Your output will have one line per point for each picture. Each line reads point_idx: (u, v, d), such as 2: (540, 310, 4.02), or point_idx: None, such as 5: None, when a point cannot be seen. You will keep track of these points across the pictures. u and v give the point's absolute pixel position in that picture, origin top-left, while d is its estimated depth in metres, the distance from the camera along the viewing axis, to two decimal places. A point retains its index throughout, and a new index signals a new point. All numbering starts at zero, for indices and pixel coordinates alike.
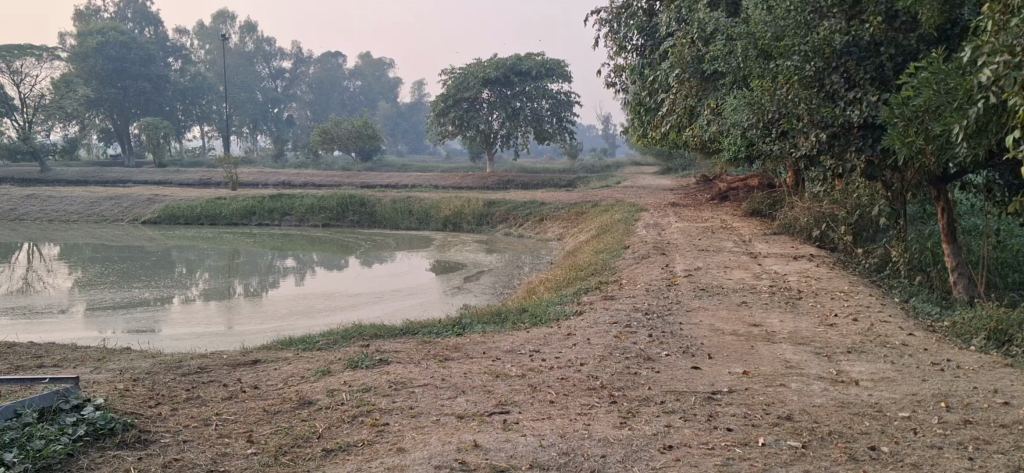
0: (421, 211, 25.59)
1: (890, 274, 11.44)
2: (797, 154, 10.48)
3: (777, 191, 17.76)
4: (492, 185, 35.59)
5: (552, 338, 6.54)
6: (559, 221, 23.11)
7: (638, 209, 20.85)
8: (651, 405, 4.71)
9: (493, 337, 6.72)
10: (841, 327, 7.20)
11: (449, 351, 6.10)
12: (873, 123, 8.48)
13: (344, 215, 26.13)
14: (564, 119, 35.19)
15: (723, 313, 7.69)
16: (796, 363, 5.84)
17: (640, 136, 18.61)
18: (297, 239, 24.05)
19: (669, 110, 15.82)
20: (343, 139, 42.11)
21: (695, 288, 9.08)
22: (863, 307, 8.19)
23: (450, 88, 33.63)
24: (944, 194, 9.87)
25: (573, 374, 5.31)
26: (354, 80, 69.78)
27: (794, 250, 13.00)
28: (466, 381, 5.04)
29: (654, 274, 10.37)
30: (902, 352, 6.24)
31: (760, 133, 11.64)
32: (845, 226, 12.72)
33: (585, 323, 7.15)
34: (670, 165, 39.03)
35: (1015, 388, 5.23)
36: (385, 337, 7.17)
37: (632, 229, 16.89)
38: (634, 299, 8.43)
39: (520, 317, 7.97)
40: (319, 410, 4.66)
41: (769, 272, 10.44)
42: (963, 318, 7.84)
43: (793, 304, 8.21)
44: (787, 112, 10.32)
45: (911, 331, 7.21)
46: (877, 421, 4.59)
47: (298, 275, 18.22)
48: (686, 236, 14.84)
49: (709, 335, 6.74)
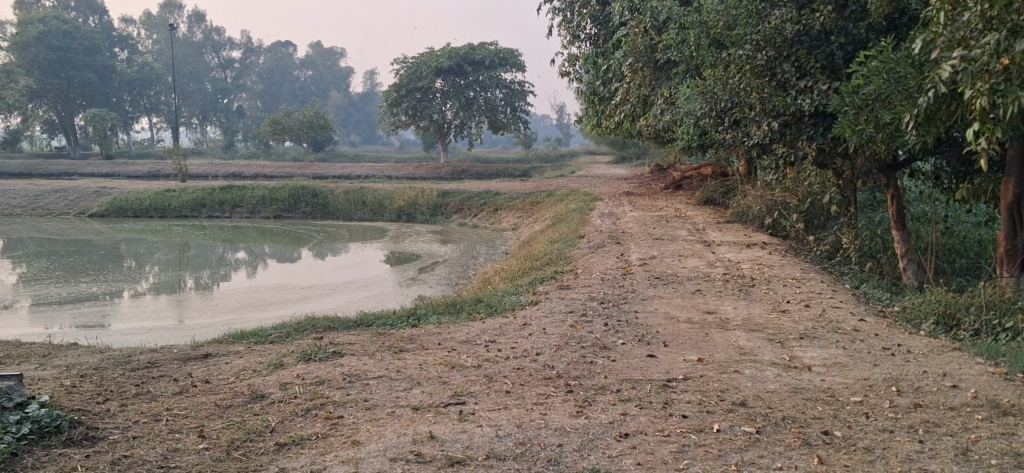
0: (374, 201, 25.46)
1: (841, 261, 11.61)
2: (749, 142, 10.59)
3: (729, 179, 17.94)
4: (446, 176, 35.50)
5: (507, 327, 6.52)
6: (514, 211, 23.12)
7: (593, 198, 20.94)
8: (607, 394, 4.70)
9: (448, 328, 6.69)
10: (793, 314, 7.28)
11: (405, 342, 6.06)
12: (823, 111, 8.59)
13: (296, 207, 25.90)
14: (518, 108, 35.22)
15: (677, 301, 7.74)
16: (749, 350, 5.89)
17: (594, 125, 18.66)
18: (248, 231, 23.77)
19: (623, 100, 15.88)
20: (294, 129, 41.70)
21: (650, 276, 9.13)
22: (815, 294, 8.28)
23: (403, 77, 33.32)
24: (894, 181, 10.02)
25: (529, 364, 5.30)
26: (305, 70, 69.09)
27: (746, 238, 13.15)
28: (421, 372, 4.99)
29: (609, 263, 10.40)
30: (854, 338, 6.31)
31: (712, 121, 11.72)
32: (797, 214, 12.89)
33: (540, 313, 7.15)
34: (625, 154, 39.28)
35: (963, 371, 5.33)
36: (339, 329, 7.11)
37: (587, 218, 16.95)
38: (590, 287, 8.46)
39: (475, 307, 7.95)
40: (271, 403, 4.60)
41: (722, 260, 10.54)
42: (913, 303, 7.98)
43: (745, 292, 8.28)
44: (739, 100, 10.41)
45: (862, 317, 7.32)
46: (829, 406, 4.64)
47: (248, 267, 18.02)
48: (641, 225, 14.92)
49: (664, 322, 6.78)
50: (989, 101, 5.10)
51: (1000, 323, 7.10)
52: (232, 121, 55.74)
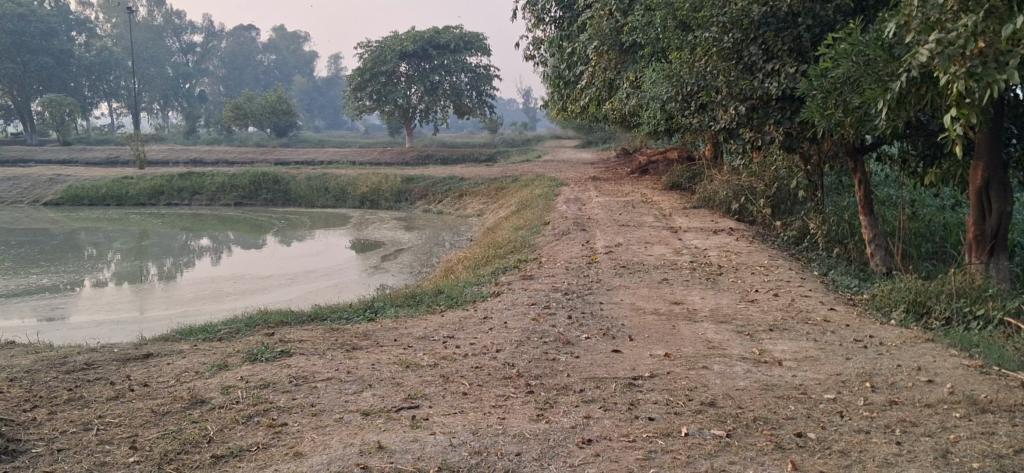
0: (337, 188, 25.06)
1: (809, 247, 11.47)
2: (716, 126, 10.41)
3: (696, 163, 17.80)
4: (411, 161, 35.12)
5: (467, 321, 6.26)
6: (479, 197, 22.83)
7: (558, 183, 20.73)
8: (569, 394, 4.45)
9: (406, 322, 6.41)
10: (762, 304, 7.08)
11: (358, 338, 5.78)
12: (791, 95, 8.48)
13: (257, 194, 25.43)
14: (483, 93, 34.91)
15: (644, 291, 7.51)
16: (718, 343, 5.67)
17: (560, 109, 18.43)
18: (208, 219, 23.29)
19: (589, 83, 15.63)
20: (257, 115, 41.00)
21: (615, 265, 8.90)
22: (783, 282, 8.10)
23: (366, 62, 32.77)
24: (861, 165, 9.88)
25: (488, 362, 5.04)
26: (268, 54, 68.12)
27: (713, 224, 12.97)
28: (373, 374, 4.71)
29: (574, 250, 10.16)
30: (824, 329, 6.11)
31: (679, 104, 11.53)
32: (764, 200, 12.74)
33: (501, 305, 6.89)
34: (591, 138, 39.11)
35: (938, 364, 5.12)
36: (292, 325, 6.80)
37: (552, 204, 16.70)
38: (554, 277, 8.20)
39: (435, 300, 7.67)
40: (211, 410, 4.31)
41: (689, 247, 10.33)
42: (883, 291, 7.82)
43: (713, 281, 8.07)
44: (707, 84, 10.22)
45: (832, 306, 7.14)
46: (801, 404, 4.42)
47: (209, 255, 17.61)
48: (606, 211, 14.70)
49: (630, 314, 6.55)
50: (967, 83, 4.99)
51: (970, 312, 6.95)
52: (194, 106, 54.82)
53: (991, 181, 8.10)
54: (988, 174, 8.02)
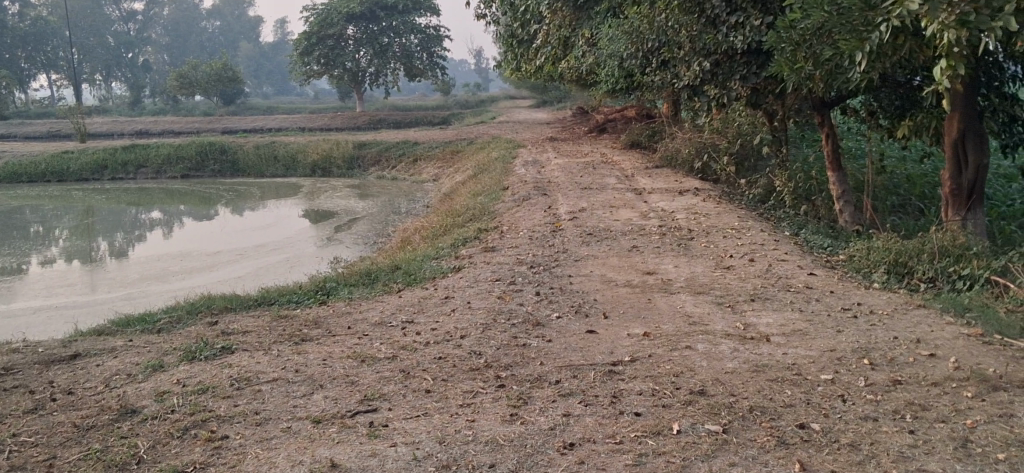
0: (287, 156, 24.34)
1: (776, 205, 11.14)
2: (679, 83, 10.06)
3: (655, 121, 17.44)
4: (363, 125, 34.37)
5: (427, 302, 5.81)
6: (433, 161, 22.28)
7: (515, 144, 20.28)
8: (544, 388, 4.02)
9: (360, 306, 5.93)
10: (738, 271, 6.71)
11: (307, 328, 5.30)
12: (757, 48, 8.72)
13: (203, 165, 24.62)
14: (434, 54, 34.11)
15: (613, 261, 7.10)
16: (698, 318, 5.27)
17: (514, 68, 17.95)
18: (154, 192, 22.47)
19: (544, 42, 15.20)
20: (202, 83, 39.80)
21: (580, 232, 8.47)
22: (758, 246, 7.74)
23: (313, 25, 31.78)
24: (828, 119, 9.58)
25: (452, 351, 4.59)
26: (212, 20, 66.43)
27: (677, 184, 12.59)
28: (325, 371, 4.23)
29: (536, 218, 9.70)
30: (809, 297, 5.73)
31: (640, 60, 11.12)
32: (727, 157, 12.41)
33: (464, 282, 6.43)
34: (546, 97, 38.57)
35: (937, 335, 4.75)
36: (238, 312, 6.31)
37: (509, 167, 16.22)
38: (517, 248, 7.76)
39: (392, 278, 7.20)
40: (142, 422, 3.80)
41: (655, 210, 9.93)
42: (861, 251, 7.48)
43: (685, 247, 7.68)
44: (669, 39, 9.86)
45: (812, 270, 6.78)
46: (798, 388, 4.02)
47: (156, 229, 16.96)
48: (566, 173, 14.27)
49: (601, 288, 6.14)
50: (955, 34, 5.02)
51: (955, 271, 6.64)
52: (138, 76, 53.30)
53: (968, 132, 7.76)
54: (964, 125, 7.69)
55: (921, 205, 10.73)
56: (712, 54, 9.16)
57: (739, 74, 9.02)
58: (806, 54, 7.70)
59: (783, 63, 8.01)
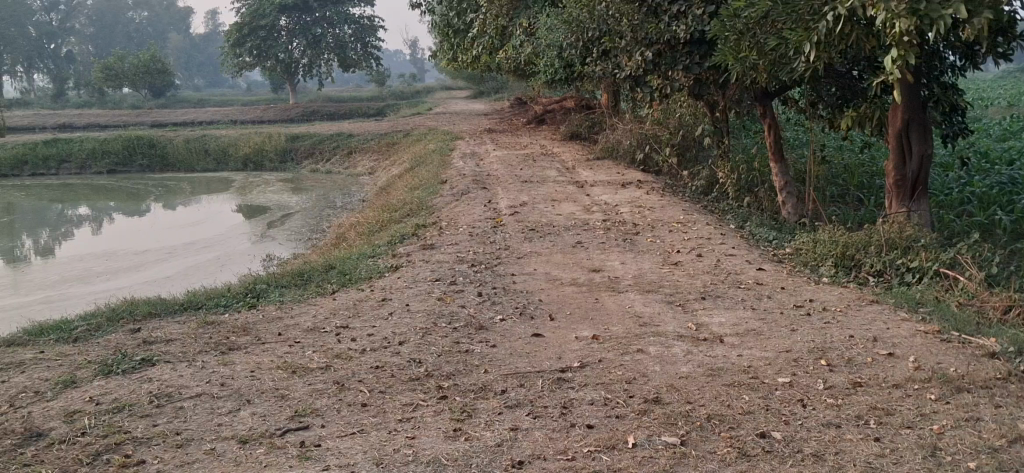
0: (218, 150, 23.68)
1: (718, 197, 11.02)
2: (621, 74, 9.88)
3: (593, 112, 17.28)
4: (297, 118, 33.71)
5: (363, 306, 5.50)
6: (369, 154, 21.85)
7: (453, 137, 19.98)
8: (490, 399, 3.76)
9: (293, 310, 5.60)
10: (686, 267, 6.53)
11: (235, 336, 4.95)
12: (700, 38, 8.57)
13: (131, 160, 23.82)
14: (368, 45, 33.36)
15: (558, 258, 6.86)
16: (649, 319, 5.05)
17: (450, 59, 17.67)
18: (79, 189, 21.66)
19: (481, 32, 14.95)
20: (130, 75, 38.65)
21: (523, 228, 8.22)
22: (704, 240, 7.58)
23: (244, 15, 31.02)
24: (771, 110, 9.48)
25: (390, 360, 4.30)
26: (140, 11, 64.70)
27: (619, 176, 12.42)
28: (253, 385, 3.91)
29: (477, 212, 9.42)
30: (760, 294, 5.56)
31: (580, 51, 10.92)
32: (669, 149, 12.29)
33: (402, 283, 6.13)
34: (483, 88, 38.28)
35: (892, 333, 4.60)
36: (162, 318, 5.92)
37: (447, 160, 15.91)
38: (457, 246, 7.48)
39: (326, 279, 6.86)
40: (48, 447, 3.42)
41: (598, 204, 9.73)
42: (809, 244, 7.35)
43: (631, 242, 7.48)
44: (611, 29, 9.69)
45: (760, 265, 6.63)
46: (756, 393, 3.82)
47: (81, 228, 16.31)
48: (505, 166, 14.02)
49: (546, 287, 5.89)
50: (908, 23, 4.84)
51: (903, 264, 6.54)
52: (62, 67, 51.63)
53: (911, 122, 7.69)
54: (907, 116, 7.62)
55: (862, 195, 10.72)
56: (655, 44, 8.99)
57: (683, 65, 8.86)
58: (750, 44, 7.56)
59: (727, 52, 7.86)
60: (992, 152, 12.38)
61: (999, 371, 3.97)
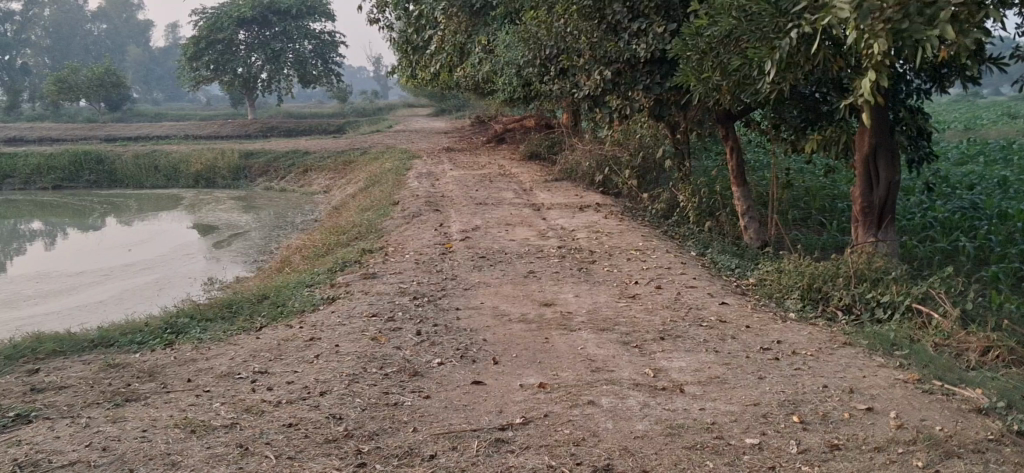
0: (168, 166, 22.90)
1: (679, 221, 10.63)
2: (579, 92, 9.50)
3: (554, 131, 16.90)
4: (255, 133, 33.01)
5: (287, 346, 4.96)
6: (325, 172, 21.25)
7: (411, 155, 19.47)
8: (416, 467, 3.26)
9: (209, 351, 5.03)
10: (645, 301, 6.08)
11: (137, 382, 4.39)
12: (660, 56, 8.20)
13: (78, 175, 23.03)
14: (329, 61, 32.97)
15: (508, 289, 6.39)
16: (603, 363, 4.57)
17: (409, 76, 17.21)
18: (21, 205, 20.84)
19: (438, 48, 14.55)
20: (83, 88, 37.67)
21: (473, 255, 7.74)
22: (664, 270, 7.14)
23: (202, 29, 30.30)
24: (732, 132, 9.11)
25: (307, 415, 3.77)
26: (98, 23, 63.42)
27: (577, 198, 12.00)
28: (142, 449, 3.37)
29: (427, 237, 8.92)
30: (725, 334, 5.09)
31: (538, 69, 10.52)
32: (629, 170, 11.91)
33: (336, 318, 5.60)
34: (445, 106, 37.89)
35: (870, 383, 4.16)
36: (67, 357, 5.35)
37: (402, 179, 15.40)
38: (400, 275, 6.96)
39: (256, 313, 6.30)
40: None
41: (554, 229, 9.29)
42: (774, 275, 6.93)
43: (586, 272, 7.02)
44: (570, 47, 9.33)
45: (723, 299, 6.19)
46: (721, 459, 3.35)
47: (19, 250, 15.60)
48: (460, 187, 13.54)
49: (493, 324, 5.41)
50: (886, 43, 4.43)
51: (873, 298, 6.13)
52: (16, 79, 50.29)
53: (879, 147, 7.29)
54: (875, 140, 7.26)
55: (825, 221, 10.38)
56: (614, 62, 8.60)
57: (643, 85, 8.47)
58: (713, 64, 7.21)
59: (689, 72, 7.48)
60: (955, 177, 12.12)
61: (990, 431, 3.54)
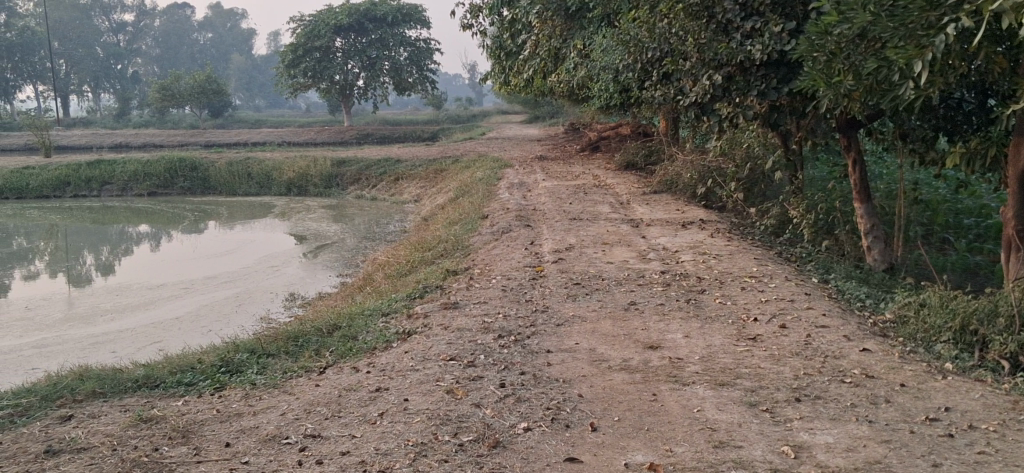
0: (261, 173, 22.73)
1: (792, 239, 9.61)
2: (682, 99, 8.61)
3: (652, 140, 16.00)
4: (350, 140, 32.89)
5: (350, 399, 4.23)
6: (416, 180, 20.74)
7: (502, 164, 18.79)
8: None
9: (260, 402, 4.34)
10: (767, 344, 5.17)
11: (166, 448, 3.72)
12: (778, 58, 7.25)
13: (173, 182, 22.99)
14: (425, 68, 32.43)
15: (606, 326, 5.55)
16: (729, 435, 3.70)
17: (501, 83, 16.53)
18: (118, 212, 20.85)
19: (531, 54, 13.81)
20: (186, 96, 38.09)
21: (566, 280, 6.93)
22: (786, 304, 6.19)
23: (299, 37, 30.21)
24: (855, 142, 8.09)
25: None
26: (204, 32, 64.59)
27: (678, 213, 11.06)
28: None
29: (516, 257, 8.14)
30: (874, 396, 4.16)
31: (638, 74, 9.66)
32: (735, 183, 10.92)
33: (407, 361, 4.85)
34: (538, 113, 37.22)
35: None
36: (108, 401, 4.74)
37: (493, 190, 14.69)
38: (485, 305, 6.20)
39: (323, 347, 5.61)
40: None
41: (655, 249, 8.41)
42: (917, 311, 5.91)
43: (694, 305, 6.14)
44: (673, 50, 8.47)
45: (862, 344, 5.23)
46: None
47: (121, 256, 15.45)
48: (554, 199, 12.74)
49: (590, 374, 4.57)
50: None
51: None
52: (127, 88, 51.30)
53: None
54: None
55: (953, 238, 9.24)
56: (724, 65, 7.67)
57: (757, 90, 7.52)
58: (844, 66, 6.25)
59: (816, 75, 6.51)
60: None
61: None
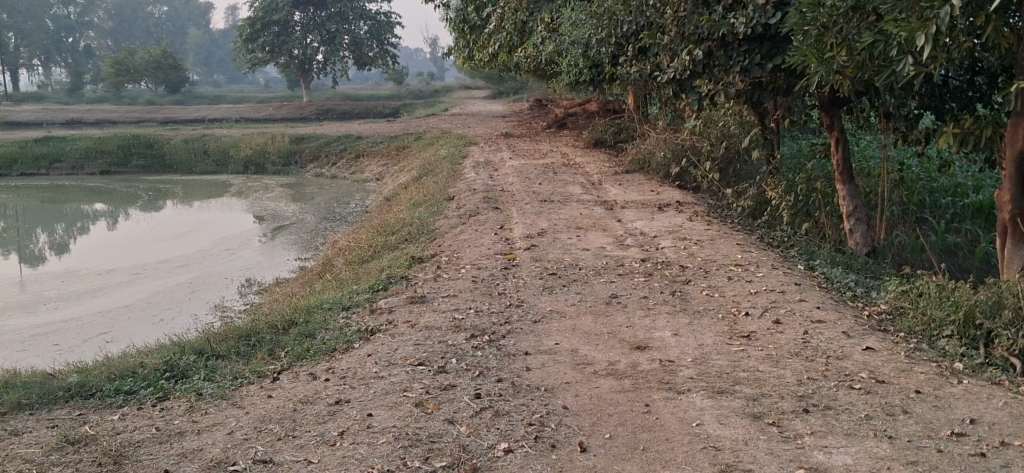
0: (219, 151, 21.99)
1: (770, 221, 9.22)
2: (659, 75, 8.14)
3: (621, 117, 15.56)
4: (310, 116, 32.11)
5: (307, 414, 3.75)
6: (378, 158, 20.15)
7: (466, 141, 18.27)
8: None
9: (206, 417, 3.85)
10: (763, 343, 4.76)
11: None
12: (763, 31, 6.76)
13: (127, 160, 22.17)
14: (385, 42, 31.53)
15: (586, 323, 5.10)
16: (738, 455, 3.28)
17: (465, 57, 15.97)
18: (69, 190, 20.05)
19: (498, 27, 13.26)
20: (141, 71, 37.00)
21: (541, 270, 6.48)
22: (777, 296, 5.79)
23: (256, 11, 29.45)
24: (840, 122, 7.67)
25: None
26: (160, 5, 62.92)
27: (653, 194, 10.65)
28: None
29: (486, 243, 7.67)
30: (890, 405, 3.76)
31: (612, 49, 9.18)
32: (711, 162, 10.51)
33: (370, 366, 4.37)
34: (501, 88, 36.64)
35: None
36: (35, 414, 4.22)
37: (458, 169, 14.17)
38: (455, 299, 5.73)
39: (279, 347, 5.11)
40: None
41: (632, 234, 7.97)
42: (915, 302, 5.53)
43: (680, 297, 5.71)
44: (650, 24, 7.99)
45: (863, 341, 4.84)
46: None
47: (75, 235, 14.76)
48: (522, 178, 12.26)
49: (573, 380, 4.13)
50: None
51: None
52: (79, 63, 49.82)
53: None
54: None
55: (934, 219, 8.90)
56: (705, 40, 7.20)
57: (740, 67, 7.04)
58: (836, 41, 5.74)
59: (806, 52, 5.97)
60: None
61: None
